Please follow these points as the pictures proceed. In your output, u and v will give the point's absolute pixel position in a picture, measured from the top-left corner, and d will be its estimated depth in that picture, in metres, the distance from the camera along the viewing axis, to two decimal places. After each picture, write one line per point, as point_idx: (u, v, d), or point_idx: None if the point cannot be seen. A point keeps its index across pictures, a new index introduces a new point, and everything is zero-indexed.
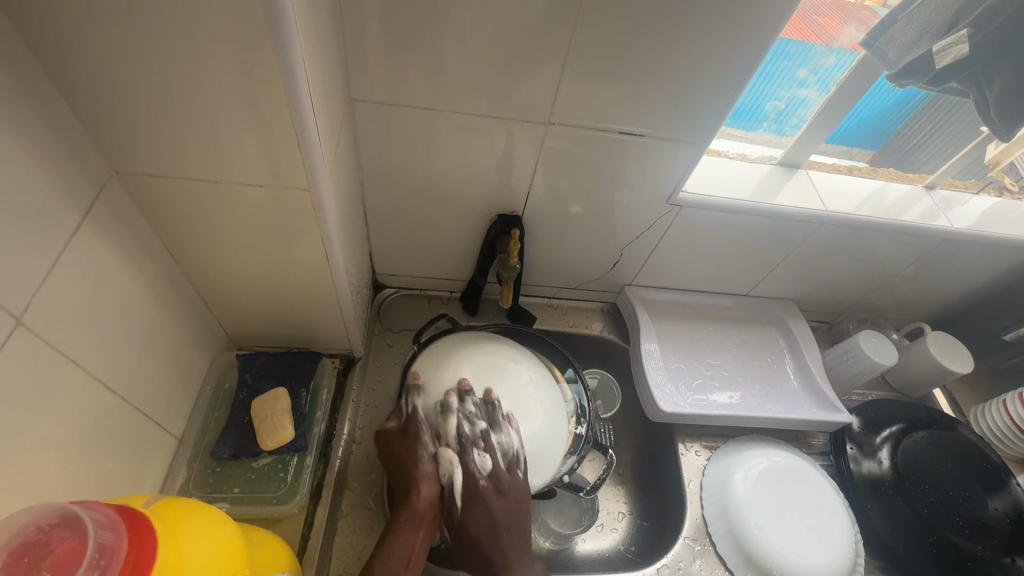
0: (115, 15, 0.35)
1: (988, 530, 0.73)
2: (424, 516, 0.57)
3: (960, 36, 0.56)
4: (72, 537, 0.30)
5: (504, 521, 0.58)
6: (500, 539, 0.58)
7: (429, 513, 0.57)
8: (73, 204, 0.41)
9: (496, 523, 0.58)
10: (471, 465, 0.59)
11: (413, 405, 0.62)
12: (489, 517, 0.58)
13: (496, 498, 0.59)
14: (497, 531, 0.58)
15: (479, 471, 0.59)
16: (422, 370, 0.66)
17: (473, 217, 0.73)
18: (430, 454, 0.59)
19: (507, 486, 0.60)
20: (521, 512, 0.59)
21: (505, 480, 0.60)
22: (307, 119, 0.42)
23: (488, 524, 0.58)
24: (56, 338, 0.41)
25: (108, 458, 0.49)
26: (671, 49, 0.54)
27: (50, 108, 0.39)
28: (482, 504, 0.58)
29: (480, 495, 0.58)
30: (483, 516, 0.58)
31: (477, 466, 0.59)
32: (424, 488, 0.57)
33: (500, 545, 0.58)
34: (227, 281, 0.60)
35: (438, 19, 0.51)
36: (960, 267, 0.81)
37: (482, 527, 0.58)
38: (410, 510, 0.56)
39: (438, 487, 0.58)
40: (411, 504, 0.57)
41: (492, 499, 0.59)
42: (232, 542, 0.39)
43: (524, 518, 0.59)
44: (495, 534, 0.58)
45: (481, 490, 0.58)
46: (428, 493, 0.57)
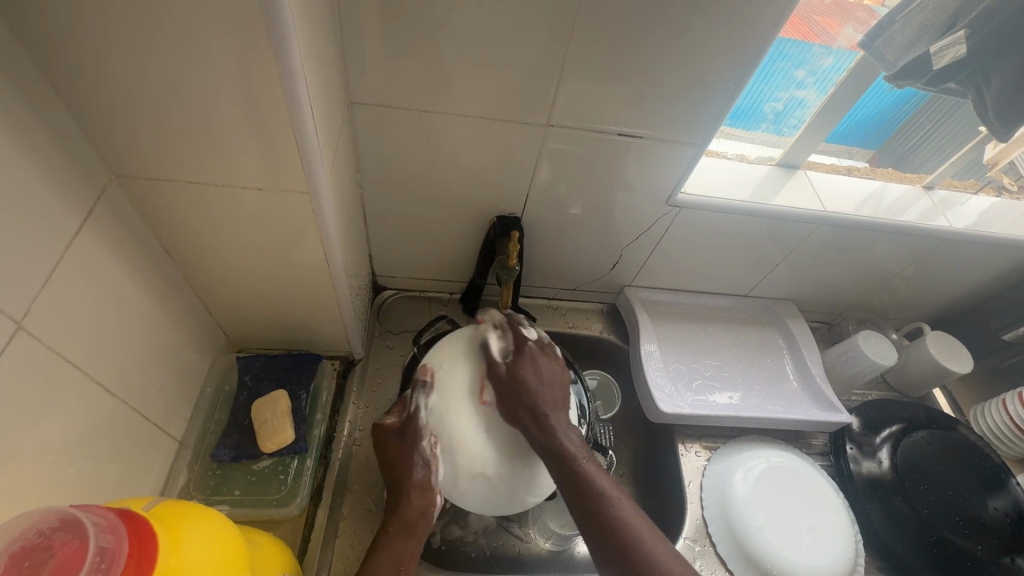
0: (115, 19, 0.35)
1: (988, 529, 0.73)
2: (413, 526, 0.57)
3: (958, 37, 0.57)
4: (73, 540, 0.30)
5: (547, 374, 0.62)
6: (546, 387, 0.60)
7: (419, 521, 0.57)
8: (72, 208, 0.42)
9: (540, 375, 0.61)
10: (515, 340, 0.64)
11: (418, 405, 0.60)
12: (534, 369, 0.61)
13: (539, 358, 0.63)
14: (540, 382, 0.60)
15: (525, 338, 0.64)
16: (435, 365, 0.62)
17: (473, 218, 0.73)
18: (421, 463, 0.58)
19: (547, 355, 0.64)
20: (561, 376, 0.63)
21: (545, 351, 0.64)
22: (306, 121, 0.43)
23: (533, 373, 0.61)
24: (56, 341, 0.41)
25: (108, 462, 0.49)
26: (669, 50, 0.54)
27: (50, 114, 0.39)
28: (529, 361, 0.62)
29: (528, 351, 0.63)
30: (530, 368, 0.61)
31: (524, 336, 0.64)
32: (416, 496, 0.57)
33: (546, 392, 0.60)
34: (227, 283, 0.60)
35: (437, 21, 0.51)
36: (959, 267, 0.82)
37: (530, 374, 0.60)
38: (400, 519, 0.57)
39: (429, 494, 0.58)
40: (400, 514, 0.57)
41: (535, 358, 0.62)
42: (233, 544, 0.39)
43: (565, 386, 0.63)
44: (540, 382, 0.60)
45: (529, 348, 0.63)
46: (416, 504, 0.57)
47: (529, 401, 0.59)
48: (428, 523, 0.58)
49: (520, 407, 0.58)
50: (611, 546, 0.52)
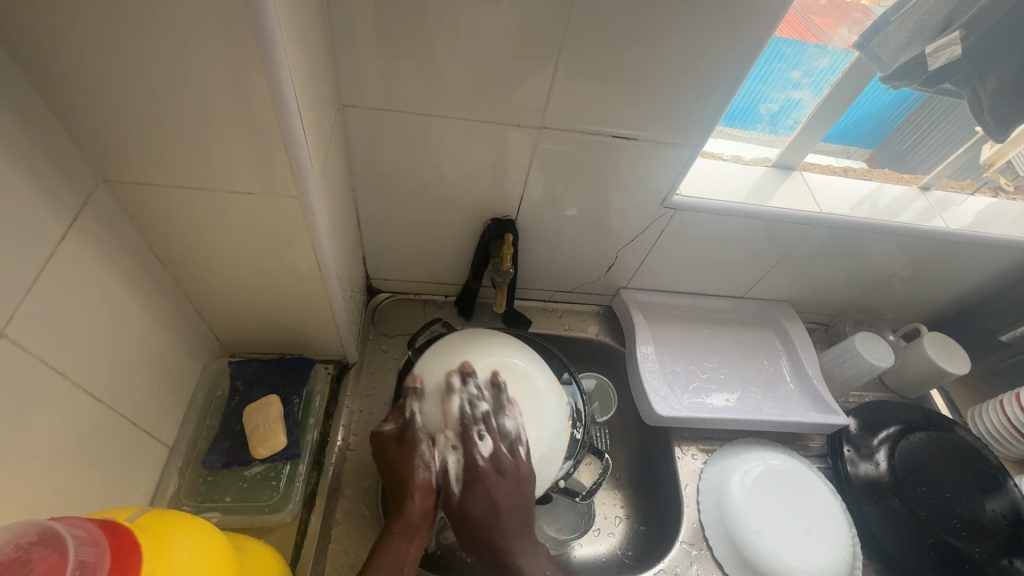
0: (97, 23, 0.35)
1: (985, 531, 0.72)
2: (416, 528, 0.56)
3: (953, 38, 0.55)
4: (52, 554, 0.29)
5: (505, 497, 0.57)
6: (501, 517, 0.57)
7: (421, 524, 0.57)
8: (58, 213, 0.41)
9: (498, 501, 0.57)
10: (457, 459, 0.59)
11: (411, 410, 0.61)
12: (490, 497, 0.57)
13: (494, 479, 0.58)
14: (502, 509, 0.57)
15: (477, 459, 0.59)
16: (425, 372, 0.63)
17: (467, 221, 0.72)
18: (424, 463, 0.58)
19: (507, 467, 0.59)
20: (523, 492, 0.58)
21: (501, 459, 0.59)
22: (295, 125, 0.42)
23: (493, 504, 0.57)
24: (42, 348, 0.40)
25: (97, 470, 0.48)
26: (663, 51, 0.53)
27: (33, 118, 0.38)
28: (481, 486, 0.58)
29: (479, 476, 0.58)
30: (488, 497, 0.57)
31: (476, 452, 0.59)
32: (419, 498, 0.57)
33: (501, 524, 0.57)
34: (218, 287, 0.59)
35: (428, 23, 0.50)
36: (955, 268, 0.81)
37: (484, 507, 0.57)
38: (403, 521, 0.56)
39: (431, 496, 0.58)
40: (403, 517, 0.57)
41: (490, 479, 0.58)
42: (221, 553, 0.39)
43: (527, 500, 0.58)
44: (497, 513, 0.57)
45: (481, 472, 0.58)
46: (420, 504, 0.57)
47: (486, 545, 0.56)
48: (429, 527, 0.57)
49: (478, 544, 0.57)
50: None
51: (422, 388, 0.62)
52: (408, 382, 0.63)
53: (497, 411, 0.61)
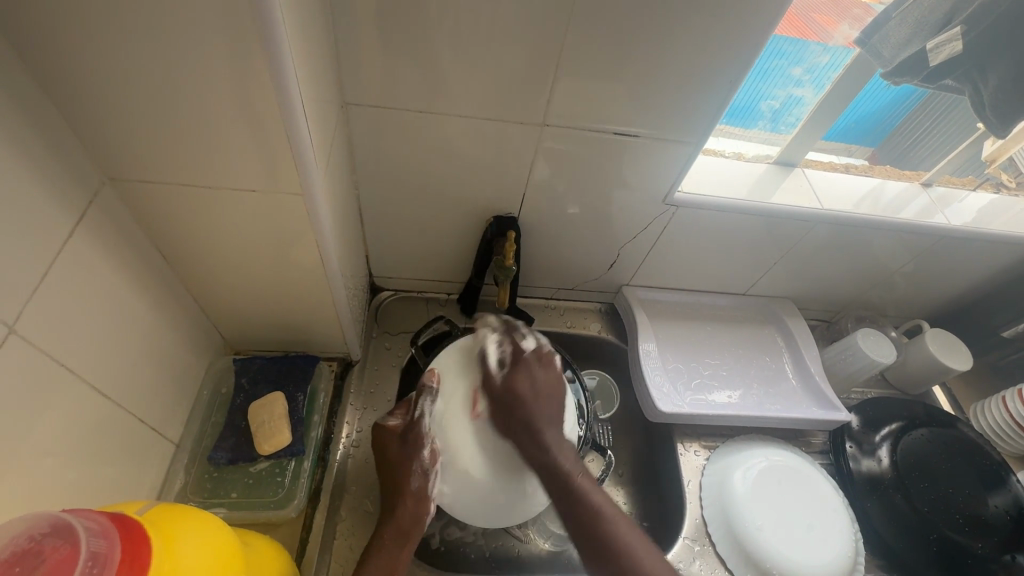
0: (104, 22, 0.35)
1: (989, 527, 0.73)
2: (404, 531, 0.58)
3: (954, 33, 0.56)
4: (64, 545, 0.29)
5: (544, 382, 0.62)
6: (541, 402, 0.60)
7: (411, 527, 0.58)
8: (65, 211, 0.41)
9: (538, 385, 0.61)
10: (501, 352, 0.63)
11: (421, 410, 0.61)
12: (531, 380, 0.61)
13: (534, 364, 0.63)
14: (541, 394, 0.61)
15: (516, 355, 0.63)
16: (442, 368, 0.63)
17: (469, 219, 0.73)
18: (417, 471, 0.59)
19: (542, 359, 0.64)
20: (560, 387, 0.63)
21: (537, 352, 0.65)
22: (299, 123, 0.42)
23: (533, 387, 0.61)
24: (50, 345, 0.41)
25: (104, 466, 0.48)
26: (665, 48, 0.53)
27: (41, 116, 0.39)
28: (524, 370, 0.62)
29: (524, 360, 0.63)
30: (529, 382, 0.61)
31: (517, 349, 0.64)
32: (411, 501, 0.59)
33: (541, 407, 0.60)
34: (223, 285, 0.59)
35: (430, 21, 0.51)
36: (957, 264, 0.81)
37: (526, 387, 0.61)
38: (393, 524, 0.58)
39: (424, 501, 0.59)
40: (394, 519, 0.58)
41: (529, 368, 0.62)
42: (228, 547, 0.39)
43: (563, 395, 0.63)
44: (536, 397, 0.60)
45: (526, 358, 0.63)
46: (410, 509, 0.59)
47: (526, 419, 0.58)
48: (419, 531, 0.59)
49: (515, 422, 0.58)
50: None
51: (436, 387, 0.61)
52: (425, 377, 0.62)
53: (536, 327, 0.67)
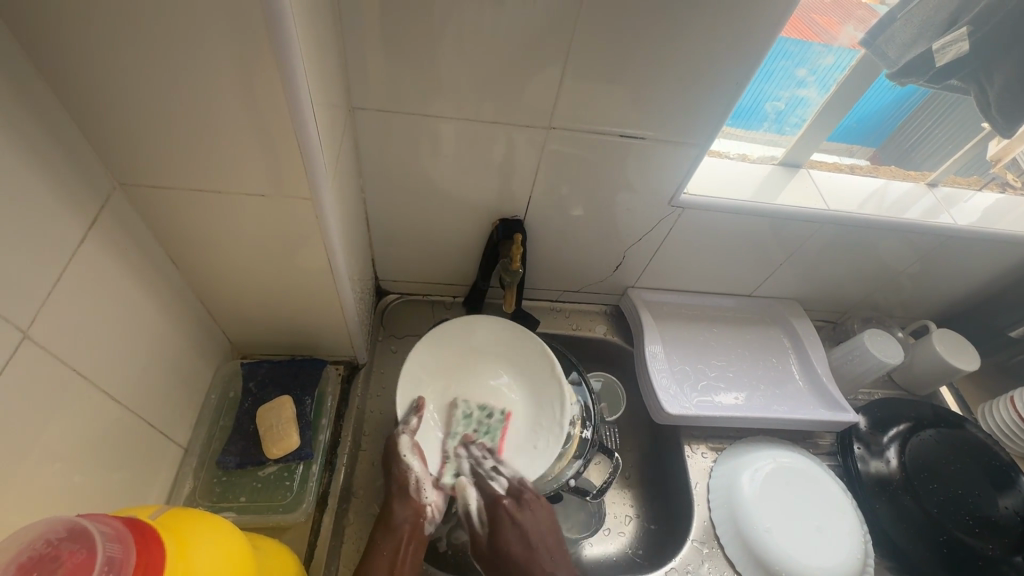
0: (114, 29, 0.35)
1: (999, 528, 0.72)
2: (395, 528, 0.61)
3: (960, 34, 0.55)
4: (81, 550, 0.30)
5: (539, 531, 0.63)
6: (534, 551, 0.63)
7: (409, 530, 0.61)
8: (76, 215, 0.42)
9: (532, 536, 0.63)
10: (499, 485, 0.66)
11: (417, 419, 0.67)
12: (520, 531, 0.63)
13: (523, 515, 0.64)
14: (540, 544, 0.63)
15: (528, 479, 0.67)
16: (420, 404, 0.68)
17: (475, 221, 0.73)
18: (400, 475, 0.64)
19: (528, 499, 0.65)
20: (543, 520, 0.64)
21: (523, 498, 0.65)
22: (308, 127, 0.43)
23: (526, 539, 0.63)
24: (61, 349, 0.41)
25: (114, 471, 0.49)
26: (671, 47, 0.53)
27: (52, 121, 0.39)
28: (511, 522, 0.63)
29: (501, 511, 0.64)
30: (523, 529, 0.63)
31: (494, 490, 0.65)
32: (407, 505, 0.62)
33: (536, 558, 0.62)
34: (230, 289, 0.60)
35: (436, 26, 0.51)
36: (964, 263, 0.81)
37: (516, 545, 0.62)
38: (387, 523, 0.61)
39: (418, 504, 0.63)
40: (390, 519, 0.61)
41: (519, 515, 0.64)
42: (240, 551, 0.39)
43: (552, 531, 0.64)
44: (528, 547, 0.62)
45: (504, 509, 0.64)
46: (410, 508, 0.62)
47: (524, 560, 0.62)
48: (417, 531, 0.62)
49: None
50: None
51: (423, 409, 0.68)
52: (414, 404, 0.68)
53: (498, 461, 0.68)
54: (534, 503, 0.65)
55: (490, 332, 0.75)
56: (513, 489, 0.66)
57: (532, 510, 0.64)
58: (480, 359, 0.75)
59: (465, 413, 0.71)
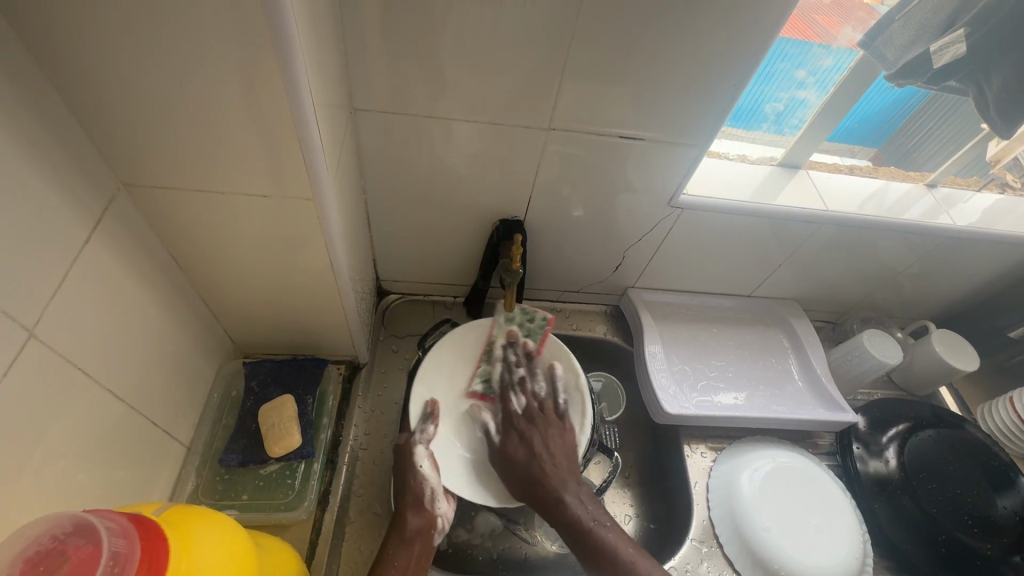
0: (119, 32, 0.36)
1: (997, 528, 0.72)
2: (409, 539, 0.61)
3: (958, 35, 0.56)
4: (87, 544, 0.30)
5: (547, 447, 0.66)
6: (542, 459, 0.65)
7: (421, 541, 0.61)
8: (81, 216, 0.42)
9: (540, 448, 0.66)
10: (517, 402, 0.71)
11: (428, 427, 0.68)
12: (528, 443, 0.67)
13: (534, 431, 0.68)
14: (546, 456, 0.66)
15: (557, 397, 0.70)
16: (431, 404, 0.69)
17: (476, 222, 0.73)
18: (415, 487, 0.63)
19: (543, 418, 0.69)
20: (558, 434, 0.67)
21: (539, 416, 0.69)
22: (310, 128, 0.43)
23: (533, 450, 0.66)
24: (66, 348, 0.41)
25: (117, 468, 0.49)
26: (670, 48, 0.54)
27: (57, 123, 0.39)
28: (521, 435, 0.68)
29: (516, 423, 0.69)
30: (532, 442, 0.67)
31: (512, 404, 0.71)
32: (419, 515, 0.62)
33: (541, 464, 0.65)
34: (232, 289, 0.60)
35: (436, 28, 0.51)
36: (963, 263, 0.81)
37: (520, 450, 0.67)
38: (400, 533, 0.61)
39: (430, 514, 0.63)
40: (402, 529, 0.61)
41: (530, 431, 0.68)
42: (242, 547, 0.40)
43: (569, 448, 0.67)
44: (535, 454, 0.66)
45: (518, 421, 0.69)
46: (422, 518, 0.62)
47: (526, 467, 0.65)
48: (427, 541, 0.62)
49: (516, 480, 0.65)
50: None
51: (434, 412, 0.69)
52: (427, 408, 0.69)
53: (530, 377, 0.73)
54: (548, 423, 0.68)
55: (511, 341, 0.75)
56: (531, 407, 0.70)
57: (542, 428, 0.68)
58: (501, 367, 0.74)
59: (509, 317, 0.75)
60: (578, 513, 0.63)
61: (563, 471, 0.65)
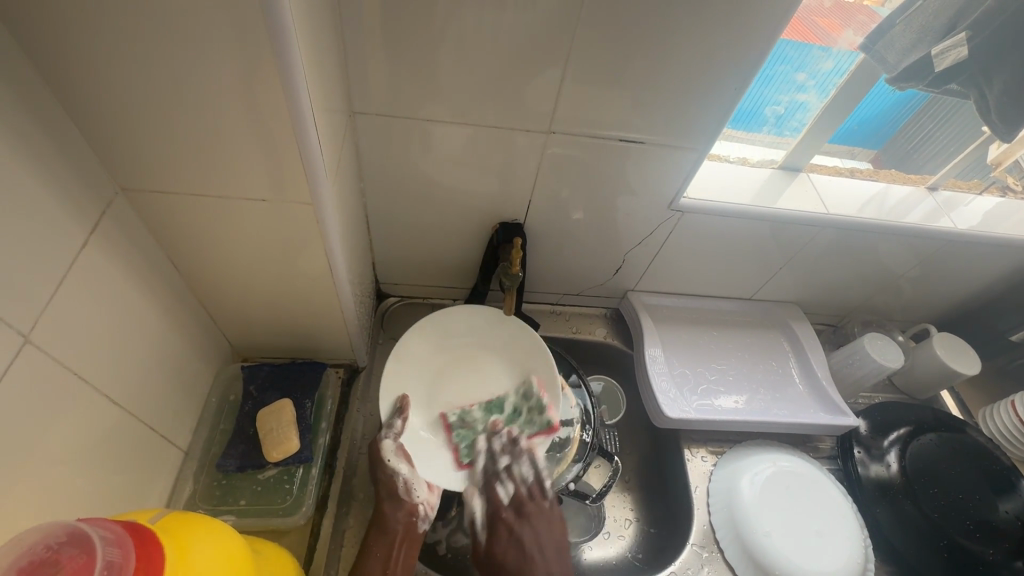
0: (115, 36, 0.36)
1: (999, 533, 0.72)
2: (388, 533, 0.61)
3: (958, 39, 0.56)
4: (81, 554, 0.30)
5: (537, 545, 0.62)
6: (533, 556, 0.61)
7: (401, 532, 0.61)
8: (79, 220, 0.42)
9: (529, 548, 0.61)
10: (504, 492, 0.65)
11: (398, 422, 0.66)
12: (517, 541, 0.62)
13: (525, 526, 0.63)
14: (536, 557, 0.61)
15: (544, 483, 0.66)
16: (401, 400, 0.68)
17: (476, 225, 0.73)
18: (386, 480, 0.64)
19: (530, 511, 0.64)
20: (546, 529, 0.63)
21: (529, 509, 0.64)
22: (309, 132, 0.43)
23: (521, 552, 0.61)
24: (62, 354, 0.41)
25: (114, 474, 0.49)
26: (670, 52, 0.53)
27: (54, 126, 0.39)
28: (510, 531, 0.63)
29: (504, 521, 0.64)
30: (521, 540, 0.62)
31: (499, 498, 0.65)
32: (399, 508, 0.62)
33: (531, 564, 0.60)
34: (230, 292, 0.60)
35: (436, 32, 0.51)
36: (964, 267, 0.81)
37: (511, 552, 0.61)
38: (380, 526, 0.61)
39: (410, 504, 0.63)
40: (382, 522, 0.62)
41: (518, 526, 0.63)
42: (239, 554, 0.39)
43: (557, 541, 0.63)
44: (524, 552, 0.61)
45: (505, 518, 0.64)
46: (404, 512, 0.62)
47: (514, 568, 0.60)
48: (411, 531, 0.62)
49: None
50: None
51: (403, 408, 0.67)
52: (397, 403, 0.67)
53: (515, 461, 0.67)
54: (539, 516, 0.64)
55: (490, 333, 0.75)
56: (521, 498, 0.65)
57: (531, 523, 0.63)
58: (479, 359, 0.74)
59: (519, 397, 0.71)
60: None
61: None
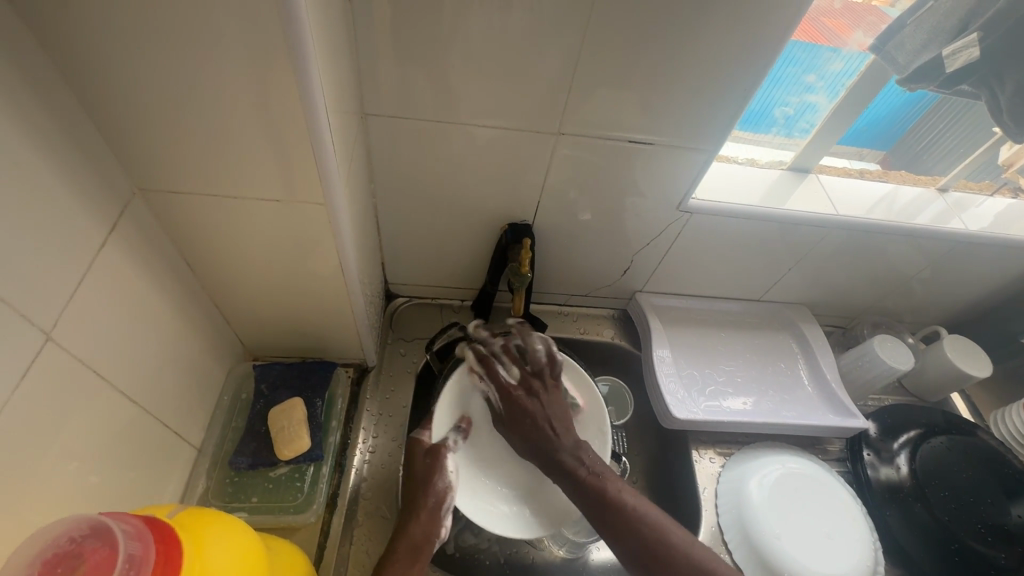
0: (135, 39, 0.36)
1: (1012, 537, 0.71)
2: (418, 548, 0.58)
3: (970, 40, 0.56)
4: (103, 546, 0.30)
5: (545, 411, 0.63)
6: (543, 427, 0.63)
7: (422, 550, 0.58)
8: (99, 221, 0.43)
9: (538, 415, 0.63)
10: (508, 374, 0.67)
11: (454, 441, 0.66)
12: (527, 412, 0.64)
13: (534, 400, 0.64)
14: (546, 421, 0.63)
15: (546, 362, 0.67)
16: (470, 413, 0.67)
17: (485, 226, 0.73)
18: (438, 494, 0.61)
19: (537, 386, 0.65)
20: (551, 398, 0.65)
21: (537, 384, 0.65)
22: (323, 134, 0.43)
23: (532, 419, 0.63)
24: (82, 352, 0.42)
25: (129, 470, 0.49)
26: (681, 54, 0.54)
27: (74, 128, 0.40)
28: (520, 406, 0.64)
29: (512, 394, 0.65)
30: (531, 410, 0.64)
31: (504, 379, 0.66)
32: (425, 524, 0.59)
33: (543, 429, 0.63)
34: (243, 292, 0.60)
35: (446, 34, 0.52)
36: (976, 267, 0.80)
37: (526, 421, 0.63)
38: (409, 541, 0.58)
39: (433, 527, 0.59)
40: (406, 537, 0.58)
41: (527, 400, 0.64)
42: (253, 550, 0.40)
43: (563, 411, 0.64)
44: (538, 421, 0.63)
45: (513, 392, 0.65)
46: (422, 526, 0.59)
47: (528, 432, 0.63)
48: (428, 551, 0.58)
49: (526, 447, 0.63)
50: (655, 561, 0.54)
51: (467, 428, 0.66)
52: (460, 420, 0.67)
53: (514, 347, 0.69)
54: (546, 388, 0.66)
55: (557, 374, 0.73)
56: (528, 374, 0.66)
57: (539, 396, 0.65)
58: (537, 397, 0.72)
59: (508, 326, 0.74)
60: (575, 470, 0.60)
61: (562, 432, 0.63)
